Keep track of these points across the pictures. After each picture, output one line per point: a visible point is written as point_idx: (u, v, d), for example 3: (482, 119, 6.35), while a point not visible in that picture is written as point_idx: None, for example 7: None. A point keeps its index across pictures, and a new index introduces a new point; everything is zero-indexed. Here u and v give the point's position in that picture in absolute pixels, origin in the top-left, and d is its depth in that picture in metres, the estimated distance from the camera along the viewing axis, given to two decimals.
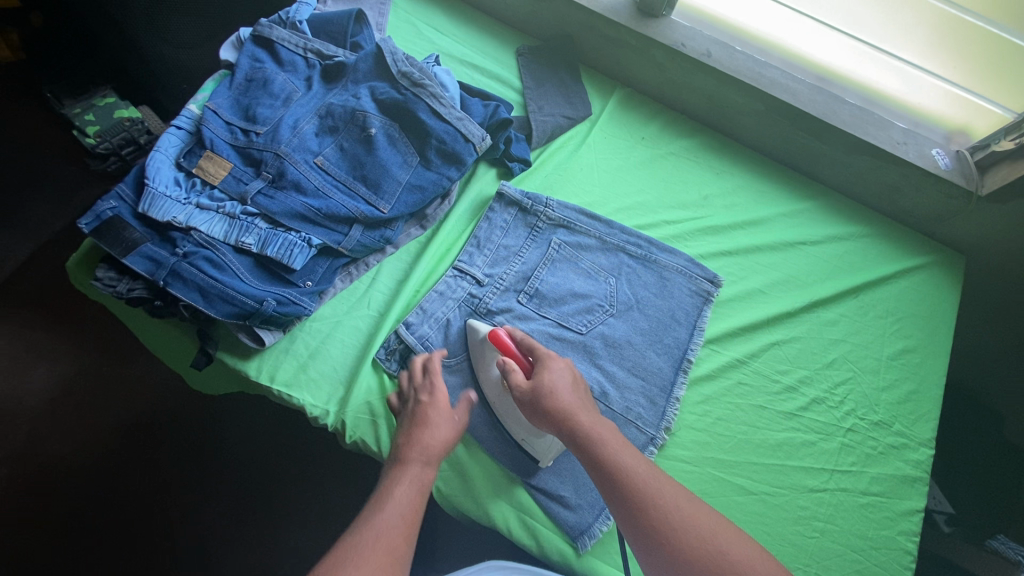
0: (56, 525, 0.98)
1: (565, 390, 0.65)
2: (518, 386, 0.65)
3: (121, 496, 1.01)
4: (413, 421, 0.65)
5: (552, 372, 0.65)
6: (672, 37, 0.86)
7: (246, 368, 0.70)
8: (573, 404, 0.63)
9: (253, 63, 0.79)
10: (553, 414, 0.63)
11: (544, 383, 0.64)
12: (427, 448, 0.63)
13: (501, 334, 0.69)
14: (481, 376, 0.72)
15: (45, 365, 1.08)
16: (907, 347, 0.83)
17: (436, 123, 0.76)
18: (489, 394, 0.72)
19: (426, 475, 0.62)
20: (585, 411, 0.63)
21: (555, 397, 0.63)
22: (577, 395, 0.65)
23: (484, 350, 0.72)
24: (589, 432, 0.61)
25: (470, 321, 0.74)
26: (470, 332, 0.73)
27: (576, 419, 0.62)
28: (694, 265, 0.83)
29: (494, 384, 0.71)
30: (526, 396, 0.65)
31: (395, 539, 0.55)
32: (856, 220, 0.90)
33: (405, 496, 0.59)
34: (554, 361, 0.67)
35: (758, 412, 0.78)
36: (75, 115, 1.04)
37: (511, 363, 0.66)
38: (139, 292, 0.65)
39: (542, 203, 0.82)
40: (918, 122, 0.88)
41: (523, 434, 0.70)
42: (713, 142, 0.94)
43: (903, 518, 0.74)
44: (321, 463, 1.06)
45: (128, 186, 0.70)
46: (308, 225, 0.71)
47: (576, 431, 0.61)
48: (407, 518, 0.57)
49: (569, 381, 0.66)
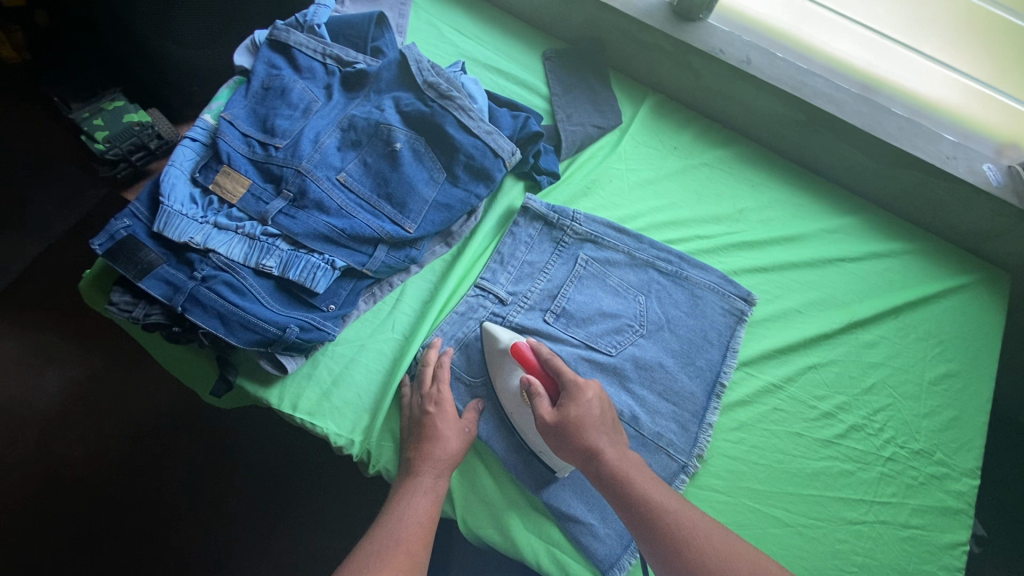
0: (66, 533, 0.97)
1: (592, 424, 0.61)
2: (542, 415, 0.61)
3: (133, 506, 0.99)
4: (421, 432, 0.64)
5: (579, 406, 0.61)
6: (709, 43, 0.81)
7: (267, 397, 0.67)
8: (600, 440, 0.60)
9: (271, 71, 0.76)
10: (579, 450, 0.60)
11: (570, 417, 0.61)
12: (437, 459, 0.63)
13: (524, 348, 0.65)
14: (499, 386, 0.68)
15: (55, 368, 1.06)
16: (950, 371, 0.78)
17: (464, 138, 0.73)
18: (506, 405, 0.68)
19: (440, 484, 0.62)
20: (612, 446, 0.60)
21: (582, 435, 0.60)
22: (606, 427, 0.61)
23: (504, 360, 0.68)
24: (615, 470, 0.58)
25: (485, 324, 0.71)
26: (486, 337, 0.70)
27: (601, 457, 0.59)
28: (727, 282, 0.78)
29: (513, 395, 0.67)
30: (550, 427, 0.61)
31: (414, 545, 0.57)
32: (898, 237, 0.86)
33: (423, 505, 0.60)
34: (584, 391, 0.62)
35: (794, 440, 0.73)
36: (83, 120, 0.98)
37: (538, 388, 0.63)
38: (156, 317, 0.62)
39: (568, 217, 0.78)
40: (969, 134, 0.83)
41: (540, 446, 0.66)
42: (748, 153, 0.90)
43: (945, 553, 0.69)
44: (337, 475, 1.03)
45: (142, 203, 0.67)
46: (331, 246, 0.68)
47: (602, 470, 0.58)
48: (426, 527, 0.59)
49: (597, 414, 0.62)
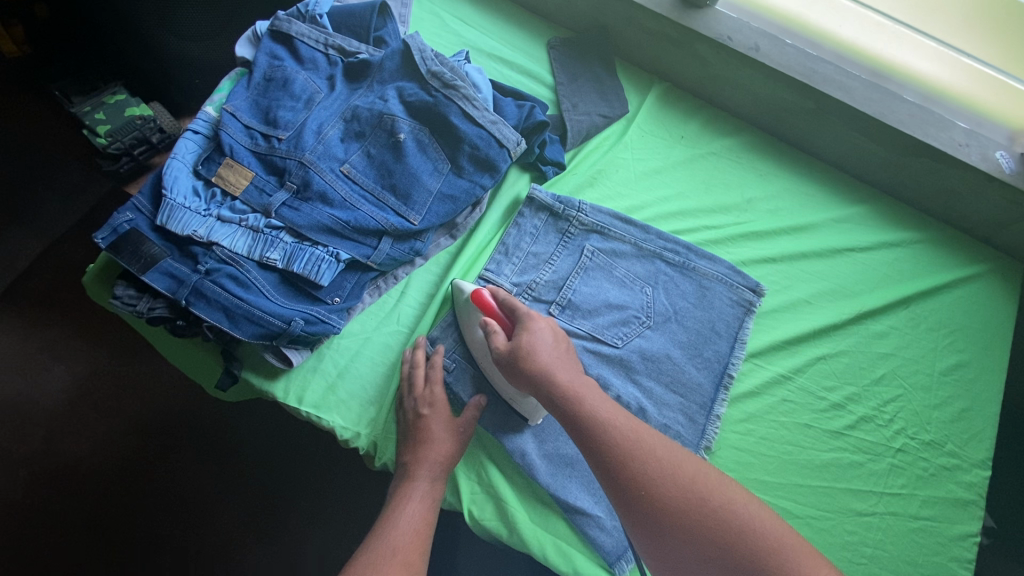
0: (74, 527, 0.97)
1: (545, 349, 0.59)
2: (496, 347, 0.60)
3: (138, 497, 1.00)
4: (416, 436, 0.64)
5: (532, 333, 0.60)
6: (717, 30, 0.80)
7: (273, 390, 0.67)
8: (552, 363, 0.57)
9: (272, 61, 0.75)
10: (531, 375, 0.57)
11: (521, 343, 0.59)
12: (432, 462, 0.63)
13: (484, 294, 0.65)
14: (467, 338, 0.69)
15: (61, 364, 1.06)
16: (960, 361, 0.78)
17: (468, 127, 0.72)
18: (477, 356, 0.68)
19: (436, 488, 0.63)
20: (565, 369, 0.57)
21: (532, 357, 0.57)
22: (560, 355, 0.59)
23: (469, 311, 0.68)
24: (567, 391, 0.55)
25: (455, 281, 0.71)
26: (455, 292, 0.70)
27: (552, 378, 0.56)
28: (735, 273, 0.77)
29: (480, 344, 0.68)
30: (504, 358, 0.59)
31: (410, 554, 0.56)
32: (908, 226, 0.85)
33: (418, 511, 0.60)
34: (537, 322, 0.61)
35: (803, 431, 0.72)
36: (85, 113, 0.97)
37: (492, 323, 0.62)
38: (161, 311, 0.62)
39: (574, 208, 0.77)
40: (980, 122, 0.81)
41: (511, 393, 0.66)
42: (757, 141, 0.89)
43: (955, 544, 0.69)
44: (340, 469, 1.03)
45: (145, 197, 0.66)
46: (335, 239, 0.67)
47: (553, 391, 0.55)
48: (421, 533, 0.59)
49: (550, 340, 0.60)
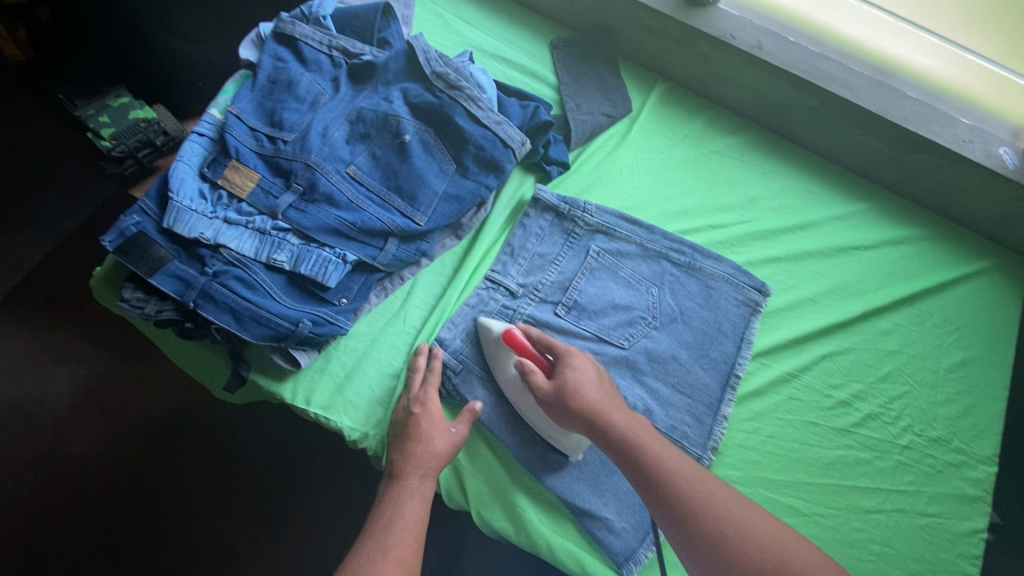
0: (79, 529, 0.97)
1: (591, 386, 0.61)
2: (540, 388, 0.62)
3: (145, 500, 1.00)
4: (405, 435, 0.63)
5: (576, 371, 0.62)
6: (720, 28, 0.80)
7: (281, 391, 0.67)
8: (601, 401, 0.60)
9: (277, 64, 0.75)
10: (582, 414, 0.59)
11: (567, 382, 0.61)
12: (421, 458, 0.62)
13: (516, 333, 0.66)
14: (499, 376, 0.69)
15: (66, 367, 1.06)
16: (966, 358, 0.78)
17: (473, 128, 0.72)
18: (508, 394, 0.69)
19: (425, 484, 0.62)
20: (615, 406, 0.60)
21: (581, 396, 0.60)
22: (605, 391, 0.62)
23: (500, 349, 0.68)
24: (623, 431, 0.58)
25: (480, 320, 0.71)
26: (482, 330, 0.70)
27: (605, 417, 0.59)
28: (740, 273, 0.78)
29: (512, 382, 0.68)
30: (549, 398, 0.61)
31: (405, 551, 0.57)
32: (912, 223, 0.85)
33: (411, 509, 0.60)
34: (576, 359, 0.63)
35: (810, 429, 0.72)
36: (89, 116, 0.97)
37: (531, 365, 0.63)
38: (168, 313, 0.62)
39: (580, 208, 0.77)
40: (983, 118, 0.80)
41: (549, 430, 0.67)
42: (761, 140, 0.89)
43: (963, 540, 0.69)
44: (346, 471, 1.03)
45: (152, 199, 0.66)
46: (342, 240, 0.67)
47: (608, 431, 0.58)
48: (416, 532, 0.59)
49: (593, 376, 0.63)
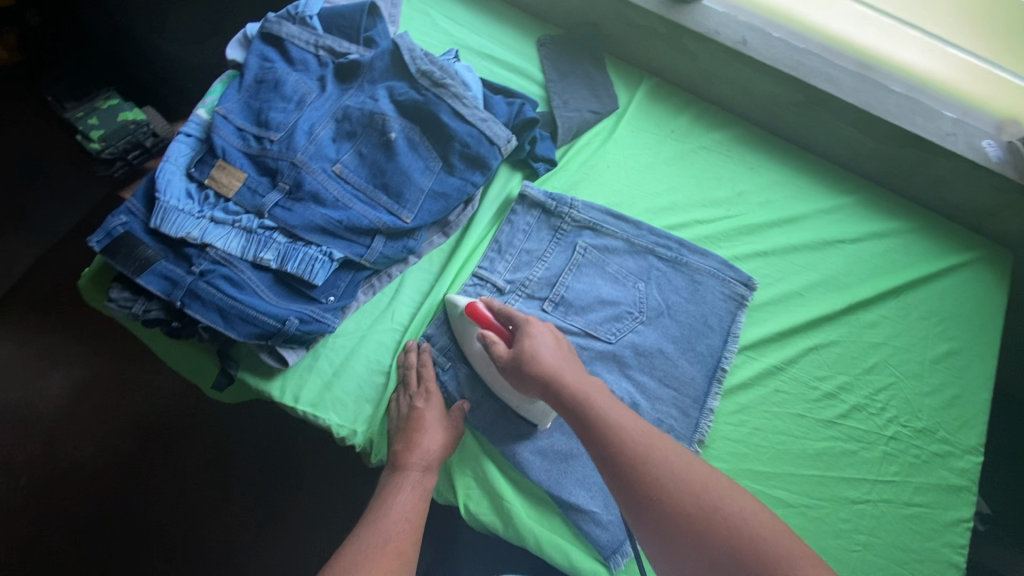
0: (75, 530, 0.98)
1: (548, 351, 0.60)
2: (499, 356, 0.61)
3: (140, 501, 1.00)
4: (409, 426, 0.64)
5: (533, 338, 0.61)
6: (704, 24, 0.81)
7: (269, 389, 0.67)
8: (556, 364, 0.59)
9: (263, 63, 0.75)
10: (538, 379, 0.58)
11: (524, 349, 0.60)
12: (426, 452, 0.63)
13: (479, 305, 0.65)
14: (466, 351, 0.70)
15: (60, 370, 1.06)
16: (952, 349, 0.78)
17: (458, 125, 0.72)
18: (478, 368, 0.69)
19: (426, 478, 0.64)
20: (570, 370, 0.59)
21: (537, 360, 0.59)
22: (563, 356, 0.61)
23: (466, 324, 0.69)
24: (578, 394, 0.56)
25: (449, 295, 0.71)
26: (449, 307, 0.71)
27: (559, 379, 0.57)
28: (727, 267, 0.78)
29: (480, 355, 0.68)
30: (508, 365, 0.61)
31: (403, 543, 0.57)
32: (897, 216, 0.85)
33: (409, 500, 0.61)
34: (534, 326, 0.63)
35: (796, 421, 0.73)
36: (79, 119, 0.98)
37: (491, 335, 0.62)
38: (156, 313, 0.63)
39: (566, 205, 0.78)
40: (967, 111, 0.82)
41: (515, 400, 0.67)
42: (747, 135, 0.89)
43: (948, 530, 0.69)
44: (339, 469, 1.04)
45: (139, 199, 0.67)
46: (328, 238, 0.68)
47: (562, 392, 0.57)
48: (414, 522, 0.60)
49: (551, 343, 0.62)
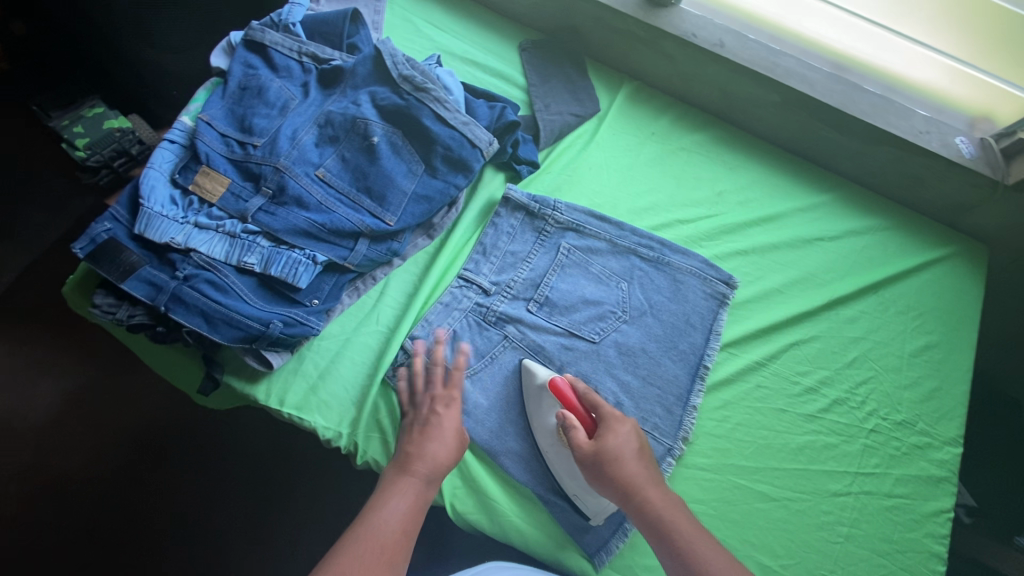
0: (66, 541, 0.97)
1: (632, 458, 0.61)
2: (580, 447, 0.62)
3: (132, 512, 1.00)
4: (424, 431, 0.64)
5: (618, 437, 0.62)
6: (682, 27, 0.82)
7: (255, 392, 0.68)
8: (639, 476, 0.60)
9: (247, 70, 0.76)
10: (619, 484, 0.60)
11: (608, 448, 0.61)
12: (435, 461, 0.62)
13: (563, 384, 0.65)
14: (535, 424, 0.69)
15: (49, 380, 1.06)
16: (930, 343, 0.79)
17: (440, 129, 0.73)
18: (541, 441, 0.68)
19: (427, 490, 0.61)
20: (652, 484, 0.61)
21: (620, 466, 0.60)
22: (644, 463, 0.62)
23: (542, 397, 0.69)
24: (660, 510, 0.59)
25: (524, 362, 0.72)
26: (524, 373, 0.71)
27: (642, 491, 0.60)
28: (709, 267, 0.79)
29: (549, 432, 0.67)
30: (587, 458, 0.61)
31: (394, 554, 0.56)
32: (875, 213, 0.87)
33: (405, 506, 0.59)
34: (622, 425, 0.63)
35: (778, 416, 0.74)
36: (64, 127, 0.98)
37: (573, 420, 0.63)
38: (140, 318, 0.64)
39: (550, 207, 0.79)
40: (940, 109, 0.84)
41: (577, 489, 0.66)
42: (727, 136, 0.91)
43: (929, 520, 0.70)
44: (331, 476, 1.04)
45: (123, 206, 0.67)
46: (312, 242, 0.68)
47: (642, 504, 0.59)
48: (406, 531, 0.58)
49: (635, 446, 0.62)
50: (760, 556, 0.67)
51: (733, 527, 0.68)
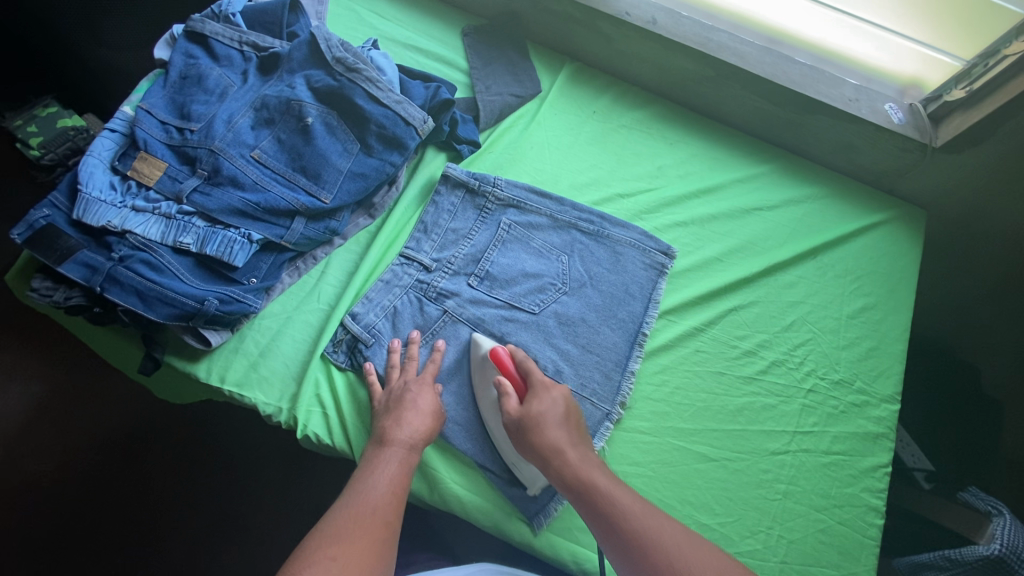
0: (40, 543, 0.97)
1: (555, 424, 0.64)
2: (508, 411, 0.65)
3: (105, 511, 1.00)
4: (399, 407, 0.65)
5: (543, 403, 0.65)
6: (616, 7, 0.84)
7: (196, 371, 0.69)
8: (561, 440, 0.62)
9: (188, 60, 0.78)
10: (540, 448, 0.62)
11: (533, 413, 0.64)
12: (414, 431, 0.63)
13: (501, 351, 0.68)
14: (478, 395, 0.70)
15: (17, 384, 1.06)
16: (868, 304, 0.81)
17: (373, 108, 0.74)
18: (483, 412, 0.70)
19: (410, 456, 0.63)
20: (574, 448, 0.62)
21: (541, 431, 0.63)
22: (569, 428, 0.64)
23: (484, 367, 0.70)
24: (577, 471, 0.60)
25: (473, 337, 0.73)
26: (472, 347, 0.72)
27: (562, 454, 0.61)
28: (648, 238, 0.81)
29: (490, 402, 0.69)
30: (513, 422, 0.64)
31: (388, 516, 0.57)
32: (814, 182, 0.88)
33: (390, 472, 0.60)
34: (550, 390, 0.66)
35: (717, 378, 0.75)
36: (18, 127, 0.97)
37: (506, 386, 0.66)
38: (77, 299, 0.64)
39: (489, 183, 0.80)
40: (870, 78, 0.86)
41: (512, 457, 0.68)
42: (667, 113, 0.92)
43: (866, 475, 0.71)
44: (297, 469, 1.04)
45: (62, 193, 0.68)
46: (247, 221, 0.70)
47: (563, 468, 0.61)
48: (396, 494, 0.59)
49: (560, 413, 0.65)
50: (700, 515, 0.68)
51: (672, 488, 0.69)
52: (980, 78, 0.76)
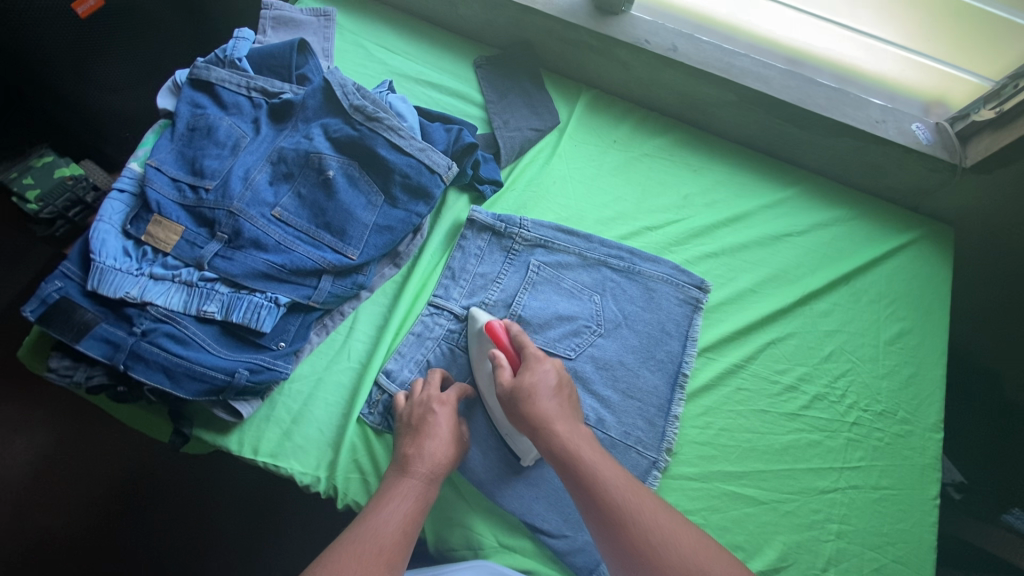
0: None
1: (546, 394, 0.61)
2: (501, 383, 0.62)
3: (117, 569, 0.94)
4: (420, 429, 0.62)
5: (535, 374, 0.62)
6: (634, 34, 0.82)
7: (227, 444, 0.66)
8: (551, 412, 0.59)
9: (195, 110, 0.74)
10: (529, 418, 0.59)
11: (524, 385, 0.61)
12: (432, 460, 0.61)
13: (496, 326, 0.67)
14: (477, 372, 0.70)
15: (22, 437, 1.00)
16: (904, 329, 0.80)
17: (397, 157, 0.72)
18: (481, 386, 0.69)
19: (429, 491, 0.60)
20: (563, 420, 0.59)
21: (533, 402, 0.60)
22: (560, 400, 0.61)
23: (482, 339, 0.70)
24: (566, 444, 0.57)
25: (472, 309, 0.73)
26: (470, 320, 0.72)
27: (550, 426, 0.58)
28: (680, 272, 0.79)
29: (487, 377, 0.69)
30: (505, 395, 0.62)
31: (393, 556, 0.53)
32: (840, 204, 0.87)
33: (403, 506, 0.57)
34: (543, 362, 0.63)
35: (760, 417, 0.73)
36: (13, 179, 0.90)
37: (500, 359, 0.64)
38: (98, 378, 0.62)
39: (516, 225, 0.77)
40: (894, 97, 0.85)
41: (507, 428, 0.68)
42: (689, 138, 0.90)
43: (917, 509, 0.71)
44: (317, 526, 0.97)
45: (74, 262, 0.64)
46: (272, 283, 0.67)
47: (551, 442, 0.58)
48: (406, 532, 0.55)
49: (553, 384, 0.62)
50: (754, 562, 0.67)
51: (723, 534, 0.68)
52: (1009, 100, 0.74)
